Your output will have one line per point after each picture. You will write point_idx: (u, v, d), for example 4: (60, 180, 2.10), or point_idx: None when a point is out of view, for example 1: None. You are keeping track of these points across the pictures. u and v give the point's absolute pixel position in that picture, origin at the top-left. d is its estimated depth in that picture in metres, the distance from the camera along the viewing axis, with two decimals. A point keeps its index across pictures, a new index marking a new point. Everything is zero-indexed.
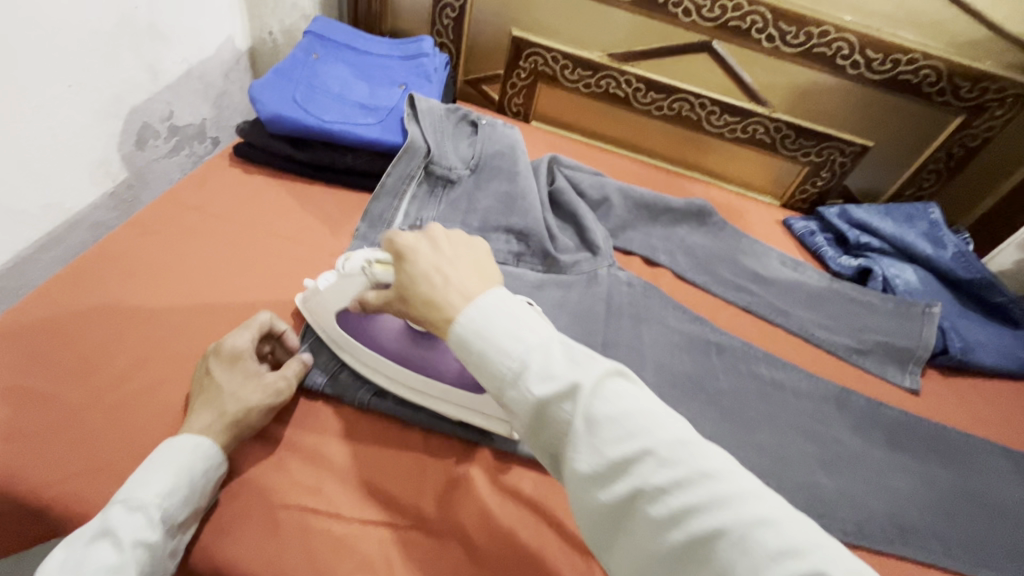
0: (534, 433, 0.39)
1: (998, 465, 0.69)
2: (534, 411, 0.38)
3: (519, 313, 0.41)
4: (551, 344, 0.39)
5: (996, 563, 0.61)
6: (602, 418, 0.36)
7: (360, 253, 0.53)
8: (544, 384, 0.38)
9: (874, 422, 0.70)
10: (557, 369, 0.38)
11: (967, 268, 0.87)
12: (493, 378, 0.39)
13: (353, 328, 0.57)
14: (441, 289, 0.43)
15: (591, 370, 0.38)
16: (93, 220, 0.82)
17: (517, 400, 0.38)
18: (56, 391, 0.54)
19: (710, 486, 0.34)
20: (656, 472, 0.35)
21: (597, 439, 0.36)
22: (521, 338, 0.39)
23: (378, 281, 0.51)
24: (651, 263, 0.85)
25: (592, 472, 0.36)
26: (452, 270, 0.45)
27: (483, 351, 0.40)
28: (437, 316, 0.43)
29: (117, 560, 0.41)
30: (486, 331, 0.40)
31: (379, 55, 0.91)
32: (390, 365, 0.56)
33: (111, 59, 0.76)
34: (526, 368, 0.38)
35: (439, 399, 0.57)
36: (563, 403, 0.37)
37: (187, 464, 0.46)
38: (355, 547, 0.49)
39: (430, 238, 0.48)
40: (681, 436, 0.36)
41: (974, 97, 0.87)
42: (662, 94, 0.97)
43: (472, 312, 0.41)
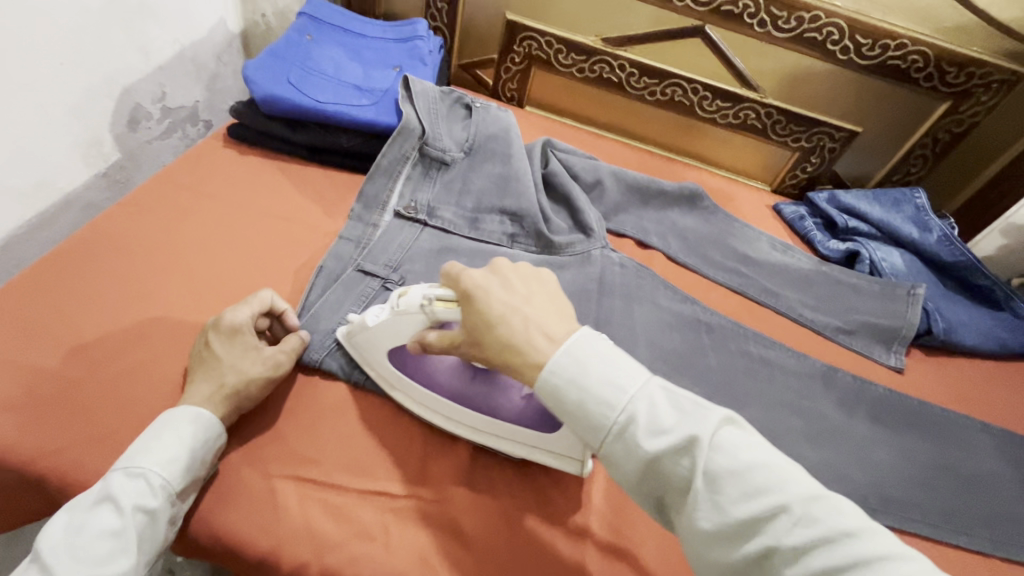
0: (648, 485, 0.41)
1: (977, 440, 0.71)
2: (648, 465, 0.39)
3: (620, 362, 0.42)
4: (654, 393, 0.41)
5: (973, 531, 0.63)
6: (725, 475, 0.38)
7: (417, 289, 0.52)
8: (657, 439, 0.39)
9: (858, 399, 0.72)
10: (668, 423, 0.39)
11: (952, 252, 0.88)
12: (600, 433, 0.41)
13: (407, 367, 0.55)
14: (521, 333, 0.44)
15: (706, 421, 0.40)
16: (86, 201, 0.81)
17: (629, 454, 0.40)
18: (54, 365, 0.55)
19: (849, 544, 0.34)
20: (790, 529, 0.36)
21: (719, 495, 0.38)
22: (626, 390, 0.41)
23: (440, 319, 0.50)
24: (642, 245, 0.86)
25: (718, 529, 0.37)
26: (531, 313, 0.46)
27: (585, 403, 0.41)
28: (523, 362, 0.44)
29: (117, 524, 0.42)
30: (586, 381, 0.41)
31: (373, 37, 0.91)
32: (449, 405, 0.54)
33: (102, 38, 0.76)
34: (634, 420, 0.40)
35: (502, 439, 0.54)
36: (678, 457, 0.39)
37: (187, 434, 0.46)
38: (352, 515, 0.50)
39: (499, 277, 0.49)
40: (809, 490, 0.37)
41: (960, 83, 0.89)
42: (655, 79, 0.98)
43: (567, 362, 0.42)
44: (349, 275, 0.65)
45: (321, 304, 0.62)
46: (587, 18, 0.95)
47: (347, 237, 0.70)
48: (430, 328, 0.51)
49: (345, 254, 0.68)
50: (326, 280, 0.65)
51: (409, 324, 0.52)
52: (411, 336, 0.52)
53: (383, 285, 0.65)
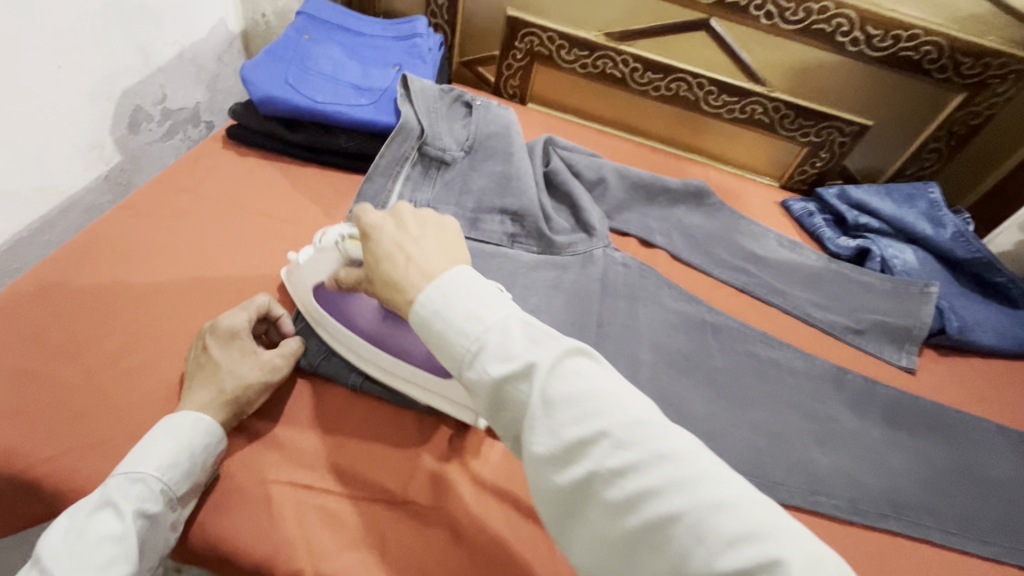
0: (494, 414, 0.39)
1: (993, 443, 0.69)
2: (491, 392, 0.37)
3: (478, 290, 0.40)
4: (510, 323, 0.39)
5: (989, 538, 0.61)
6: (559, 399, 0.36)
7: (336, 229, 0.55)
8: (500, 365, 0.37)
9: (870, 401, 0.70)
10: (514, 349, 0.37)
11: (966, 248, 0.86)
12: (452, 358, 0.39)
13: (327, 305, 0.56)
14: (402, 270, 0.44)
15: (551, 349, 0.37)
16: (87, 204, 0.82)
17: (474, 381, 0.38)
18: (53, 370, 0.55)
19: (666, 468, 0.33)
20: (611, 453, 0.34)
21: (552, 420, 0.35)
22: (477, 318, 0.39)
23: (351, 258, 0.53)
24: (647, 244, 0.85)
25: (547, 454, 0.35)
26: (416, 251, 0.45)
27: (441, 329, 0.39)
28: (401, 297, 0.43)
29: (119, 529, 0.41)
30: (444, 309, 0.39)
31: (372, 35, 0.90)
32: (359, 341, 0.55)
33: (101, 41, 0.75)
34: (482, 347, 0.38)
35: (406, 377, 0.55)
36: (520, 383, 0.37)
37: (188, 439, 0.46)
38: (348, 522, 0.49)
39: (396, 217, 0.49)
40: (642, 417, 0.35)
41: (977, 74, 0.86)
42: (659, 74, 0.96)
43: (434, 293, 0.40)
44: None
45: None
46: (589, 11, 0.94)
47: None
48: (343, 266, 0.54)
49: None
50: None
51: (327, 261, 0.54)
52: (327, 273, 0.54)
53: None
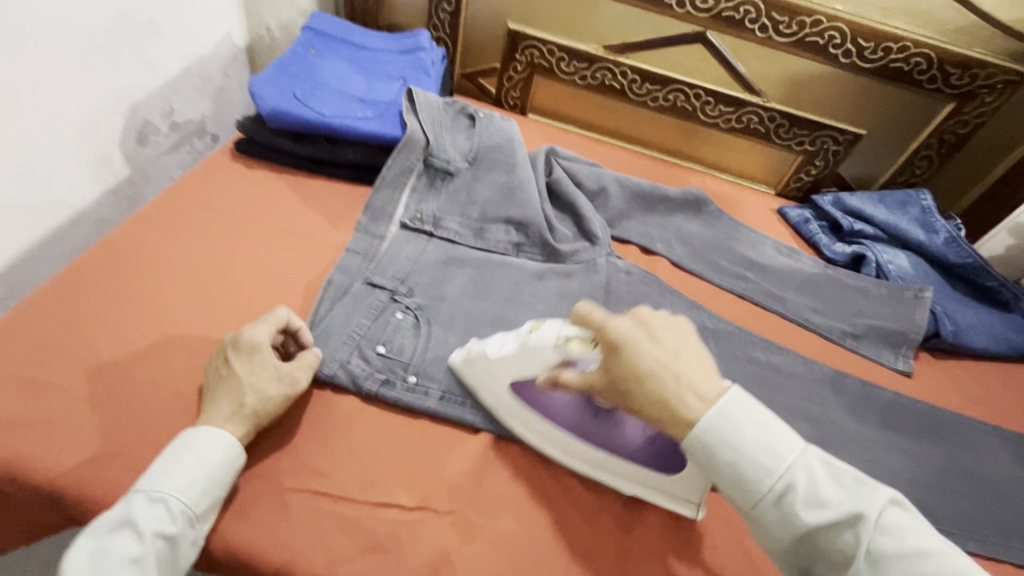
0: (792, 551, 0.44)
1: (988, 443, 0.71)
2: (797, 534, 0.43)
3: (772, 431, 0.45)
4: (813, 465, 0.44)
5: (986, 537, 0.63)
6: (890, 556, 0.41)
7: (549, 325, 0.53)
8: (816, 511, 0.42)
9: (868, 404, 0.72)
10: (830, 498, 0.43)
11: (959, 253, 0.88)
12: (749, 495, 0.45)
13: (529, 400, 0.56)
14: (676, 392, 0.46)
15: (864, 497, 0.43)
16: (96, 216, 0.82)
17: (780, 523, 0.44)
18: (70, 384, 0.55)
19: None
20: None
21: (877, 568, 0.41)
22: (785, 463, 0.44)
23: (573, 359, 0.51)
24: (648, 252, 0.86)
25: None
26: (684, 369, 0.47)
27: (748, 472, 0.44)
28: (672, 418, 0.46)
29: (137, 551, 0.43)
30: (743, 450, 0.44)
31: (376, 49, 0.92)
32: (572, 440, 0.56)
33: (112, 56, 0.77)
34: (792, 490, 0.43)
35: (619, 475, 0.56)
36: (832, 527, 0.42)
37: (207, 458, 0.47)
38: (364, 527, 0.50)
39: (643, 325, 0.49)
40: (965, 571, 0.40)
41: (964, 84, 0.88)
42: (657, 86, 0.98)
43: (724, 427, 0.45)
44: (356, 287, 0.66)
45: (329, 319, 0.62)
46: (587, 25, 0.96)
47: (354, 250, 0.71)
48: (558, 366, 0.52)
49: (352, 266, 0.68)
50: (334, 294, 0.65)
51: (536, 359, 0.53)
52: (539, 372, 0.53)
53: (392, 298, 0.65)
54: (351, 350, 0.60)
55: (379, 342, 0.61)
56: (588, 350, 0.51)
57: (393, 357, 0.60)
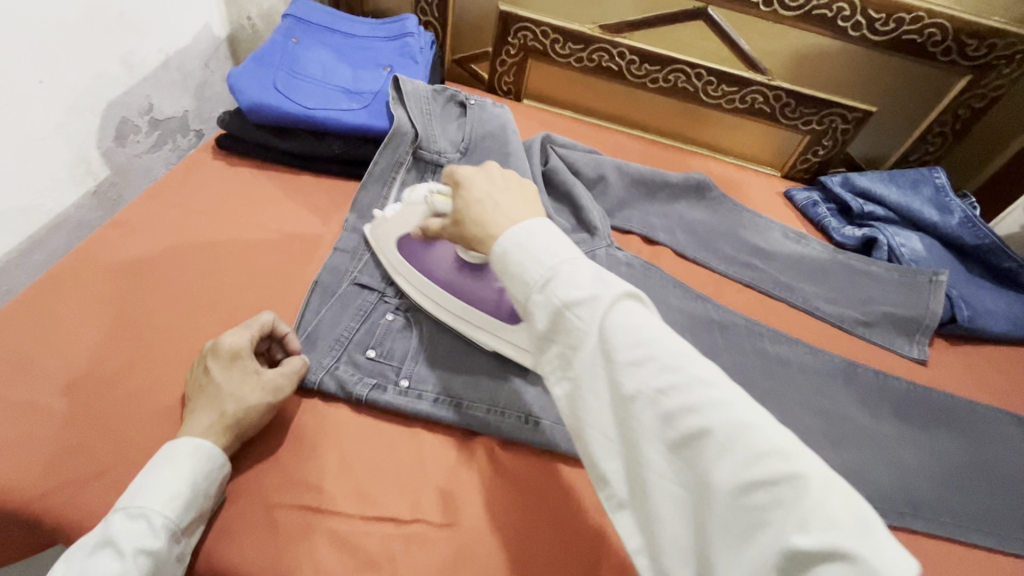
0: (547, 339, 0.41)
1: (1009, 435, 0.68)
2: (552, 317, 0.39)
3: (558, 235, 0.43)
4: (578, 261, 0.40)
5: (1009, 533, 0.60)
6: (614, 326, 0.37)
7: (424, 187, 0.63)
8: (566, 292, 0.39)
9: (882, 395, 0.69)
10: (576, 278, 0.39)
11: (974, 233, 0.84)
12: (520, 285, 0.42)
13: (410, 255, 0.63)
14: (490, 214, 0.48)
15: (612, 286, 0.39)
16: (76, 221, 0.80)
17: (540, 306, 0.40)
18: (46, 400, 0.53)
19: (703, 394, 0.34)
20: (654, 376, 0.36)
21: (605, 344, 0.37)
22: (554, 252, 0.41)
23: (437, 210, 0.58)
24: (649, 241, 0.83)
25: (595, 371, 0.38)
26: (502, 199, 0.49)
27: (519, 261, 0.42)
28: (483, 232, 0.47)
29: (119, 568, 0.39)
30: (527, 245, 0.42)
31: (361, 37, 0.88)
32: (435, 287, 0.61)
33: (82, 52, 0.73)
34: (554, 277, 0.40)
35: (474, 325, 0.60)
36: (581, 310, 0.38)
37: (190, 467, 0.44)
38: (358, 544, 0.48)
39: (487, 173, 0.53)
40: (686, 348, 0.37)
41: (981, 55, 0.84)
42: (658, 66, 0.94)
43: (515, 231, 0.43)
44: (345, 289, 0.63)
45: (318, 322, 0.60)
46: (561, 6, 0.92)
47: (343, 249, 0.68)
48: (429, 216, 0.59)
49: (341, 266, 0.66)
50: (321, 296, 0.62)
51: (415, 212, 0.62)
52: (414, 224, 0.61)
53: (381, 299, 0.63)
54: (339, 356, 0.58)
55: (369, 345, 0.59)
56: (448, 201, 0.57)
57: (383, 360, 0.59)
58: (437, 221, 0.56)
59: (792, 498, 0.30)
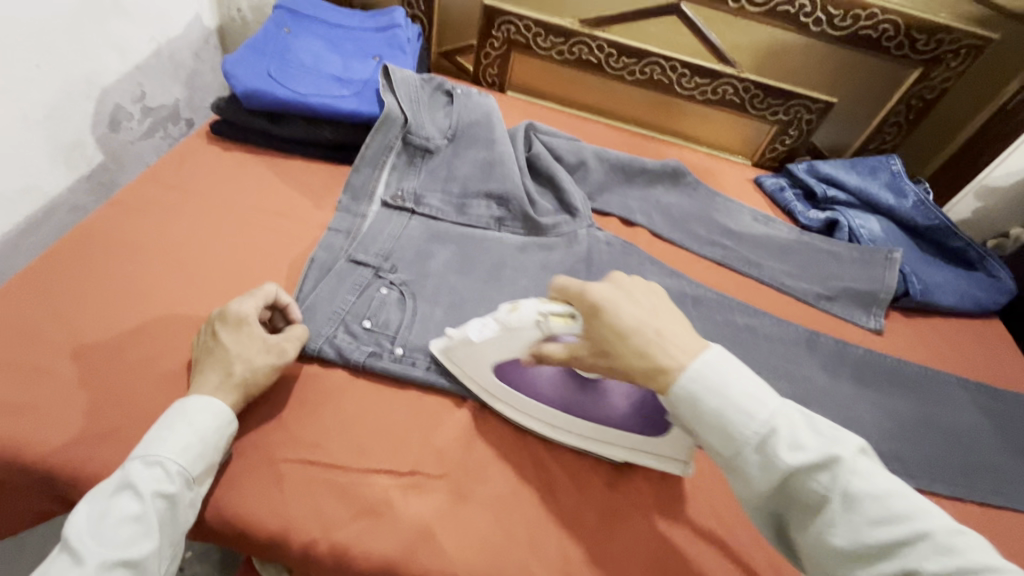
0: (777, 500, 0.43)
1: (954, 395, 0.74)
2: (785, 481, 0.41)
3: (753, 381, 0.44)
4: (794, 416, 0.43)
5: (952, 480, 0.66)
6: (862, 494, 0.40)
7: (527, 303, 0.54)
8: (795, 453, 0.41)
9: (841, 360, 0.75)
10: (807, 441, 0.42)
11: (926, 215, 0.91)
12: (731, 441, 0.43)
13: (511, 378, 0.57)
14: (656, 345, 0.47)
15: (844, 444, 0.42)
16: (71, 204, 0.81)
17: (763, 467, 0.42)
18: (55, 366, 0.55)
19: (983, 572, 0.36)
20: (920, 551, 0.38)
21: (854, 511, 0.40)
22: (764, 405, 0.43)
23: (553, 334, 0.52)
24: (628, 223, 0.88)
25: (851, 546, 0.39)
26: (660, 324, 0.48)
27: (723, 412, 0.44)
28: (655, 367, 0.46)
29: (138, 509, 0.43)
30: (722, 386, 0.44)
31: (350, 28, 0.91)
32: (554, 412, 0.57)
33: (77, 39, 0.75)
34: (775, 434, 0.42)
35: (604, 444, 0.57)
36: (819, 473, 0.41)
37: (200, 421, 0.48)
38: (358, 494, 0.52)
39: (621, 289, 0.51)
40: (942, 520, 0.39)
41: (931, 50, 0.90)
42: (634, 59, 0.99)
43: (703, 370, 0.45)
44: (340, 266, 0.66)
45: (316, 296, 0.63)
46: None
47: (337, 228, 0.71)
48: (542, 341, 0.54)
49: (335, 245, 0.69)
50: (318, 272, 0.66)
51: (520, 338, 0.55)
52: (522, 349, 0.55)
53: (376, 274, 0.66)
54: (337, 325, 0.61)
55: (366, 316, 0.62)
56: (569, 323, 0.52)
57: (379, 331, 0.62)
58: (562, 349, 0.52)
59: None
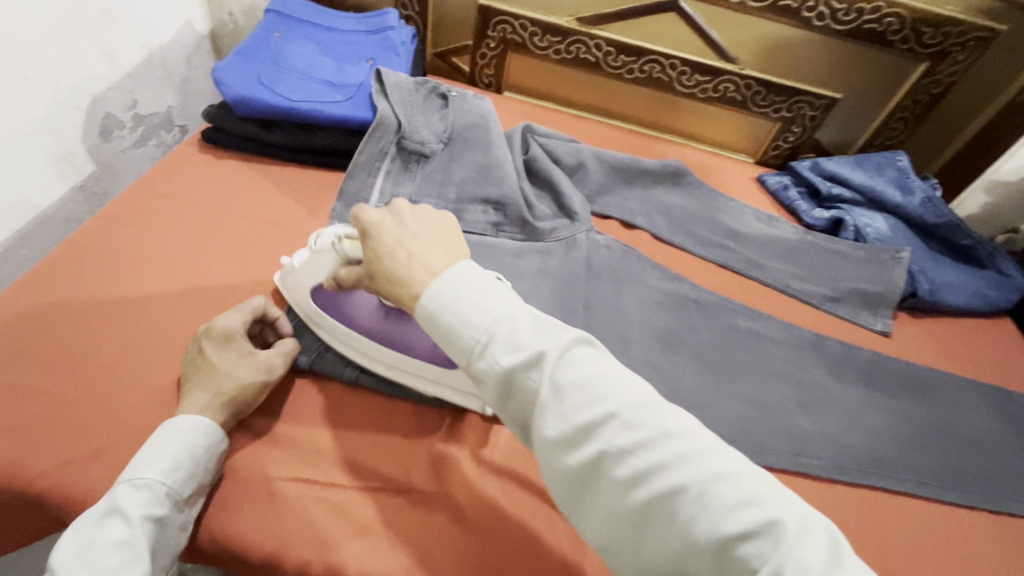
0: (502, 403, 0.40)
1: (966, 399, 0.73)
2: (501, 382, 0.38)
3: (487, 287, 0.41)
4: (518, 316, 0.40)
5: (965, 487, 0.64)
6: (569, 386, 0.37)
7: (331, 230, 0.55)
8: (509, 355, 0.38)
9: (849, 365, 0.73)
10: (523, 340, 0.38)
11: (934, 213, 0.89)
12: (461, 351, 0.40)
13: (328, 305, 0.58)
14: (405, 266, 0.44)
15: (558, 339, 0.39)
16: (62, 216, 0.80)
17: (485, 372, 0.39)
18: (42, 385, 0.54)
19: (666, 443, 0.35)
20: (618, 434, 0.36)
21: (564, 405, 0.37)
22: (488, 311, 0.40)
23: (347, 257, 0.52)
24: (628, 226, 0.86)
25: (560, 438, 0.37)
26: (416, 246, 0.46)
27: (450, 322, 0.40)
28: (405, 292, 0.44)
29: (128, 534, 0.42)
30: (453, 305, 0.40)
31: (343, 31, 0.90)
32: (362, 339, 0.57)
33: (65, 48, 0.74)
34: (494, 339, 0.39)
35: (410, 374, 0.57)
36: (532, 371, 0.38)
37: (188, 441, 0.47)
38: (354, 512, 0.50)
39: (395, 214, 0.49)
40: (646, 399, 0.38)
41: (937, 43, 0.88)
42: (633, 57, 0.97)
43: (439, 287, 0.41)
44: None
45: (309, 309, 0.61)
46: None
47: None
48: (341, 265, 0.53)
49: None
50: None
51: (325, 263, 0.55)
52: (325, 275, 0.55)
53: None
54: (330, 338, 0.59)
55: None
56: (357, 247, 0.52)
57: None
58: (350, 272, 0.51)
59: (772, 544, 0.32)
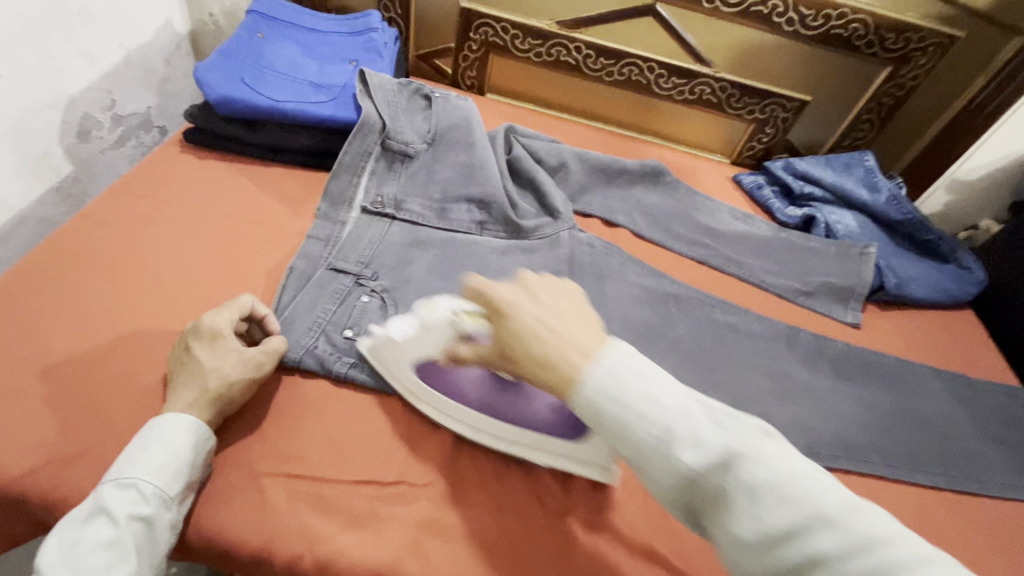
0: (681, 497, 0.39)
1: (930, 386, 0.76)
2: (683, 477, 0.38)
3: (655, 376, 0.40)
4: (692, 407, 0.39)
5: (930, 470, 0.68)
6: (761, 485, 0.36)
7: (443, 302, 0.53)
8: (692, 451, 0.38)
9: (821, 355, 0.76)
10: (705, 434, 0.38)
11: (899, 210, 0.93)
12: (631, 445, 0.40)
13: (431, 379, 0.56)
14: (553, 347, 0.42)
15: (739, 431, 0.38)
16: (39, 217, 0.79)
17: (663, 466, 0.39)
18: (23, 386, 0.54)
19: (878, 549, 0.33)
20: (827, 538, 0.34)
21: (756, 506, 0.36)
22: (661, 403, 0.39)
23: (466, 333, 0.51)
24: (609, 224, 0.88)
25: (753, 541, 0.36)
26: (557, 324, 0.44)
27: (618, 414, 0.39)
28: (554, 375, 0.42)
29: (112, 535, 0.42)
30: (621, 396, 0.40)
31: (326, 32, 0.90)
32: (477, 415, 0.55)
33: (42, 47, 0.73)
34: (672, 435, 0.38)
35: (531, 449, 0.56)
36: (716, 467, 0.37)
37: (175, 440, 0.47)
38: (343, 505, 0.51)
39: (524, 287, 0.47)
40: (849, 498, 0.36)
41: (899, 48, 0.92)
42: (612, 60, 0.99)
43: (601, 375, 0.40)
44: (320, 274, 0.66)
45: (295, 307, 0.62)
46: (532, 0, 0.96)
47: (317, 236, 0.71)
48: (456, 340, 0.52)
49: (315, 252, 0.68)
50: (297, 282, 0.65)
51: (437, 336, 0.53)
52: (437, 349, 0.53)
53: (357, 282, 0.66)
54: (318, 336, 0.60)
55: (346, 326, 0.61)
56: (478, 322, 0.50)
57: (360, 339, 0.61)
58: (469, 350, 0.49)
59: None
